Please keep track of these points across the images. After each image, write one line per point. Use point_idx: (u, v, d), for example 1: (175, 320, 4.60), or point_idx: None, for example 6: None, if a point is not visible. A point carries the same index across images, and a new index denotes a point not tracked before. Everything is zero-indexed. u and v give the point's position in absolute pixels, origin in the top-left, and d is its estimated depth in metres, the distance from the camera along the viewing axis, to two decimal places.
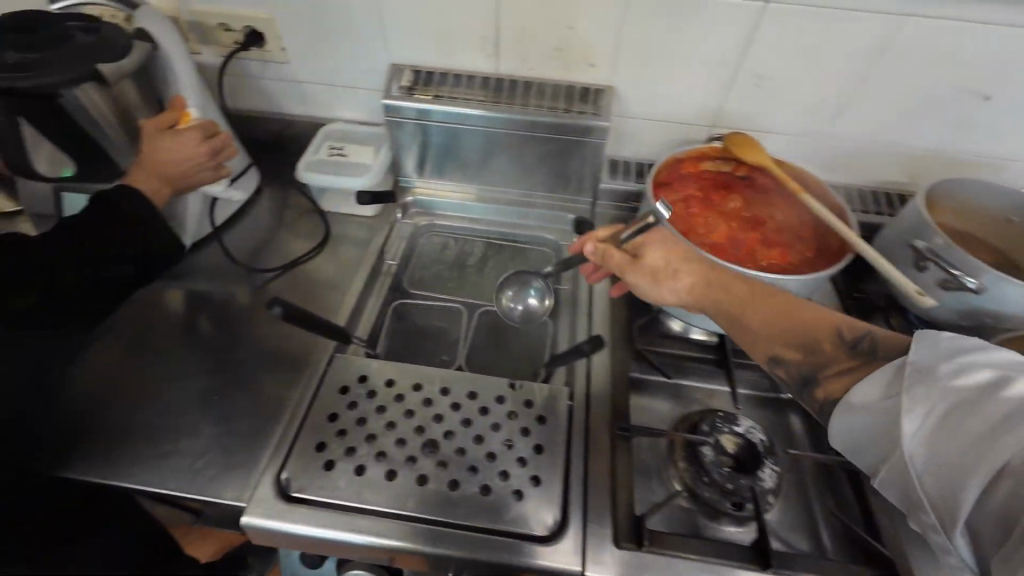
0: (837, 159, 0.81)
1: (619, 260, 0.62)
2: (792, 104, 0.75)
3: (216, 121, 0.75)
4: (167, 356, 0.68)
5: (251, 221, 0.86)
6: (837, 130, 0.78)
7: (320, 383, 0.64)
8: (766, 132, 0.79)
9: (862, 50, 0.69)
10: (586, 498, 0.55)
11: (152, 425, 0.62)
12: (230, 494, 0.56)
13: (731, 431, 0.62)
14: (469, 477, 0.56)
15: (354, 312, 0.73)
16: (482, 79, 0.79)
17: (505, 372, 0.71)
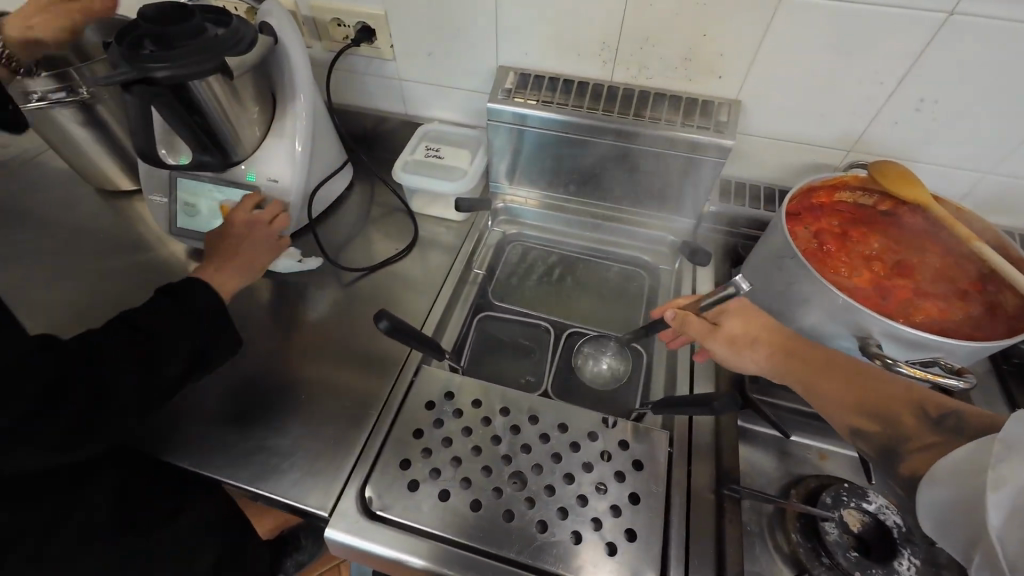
0: (1000, 198, 0.70)
1: (698, 329, 0.56)
2: (956, 133, 0.65)
3: (320, 115, 0.75)
4: (261, 347, 0.69)
5: (342, 216, 0.86)
6: (1009, 166, 0.66)
7: (405, 397, 0.62)
8: (916, 161, 0.69)
9: None
10: (688, 564, 0.50)
11: (243, 417, 0.62)
12: (313, 501, 0.56)
13: (858, 507, 0.53)
14: (559, 521, 0.52)
15: (440, 320, 0.71)
16: (592, 87, 0.74)
17: (592, 401, 0.67)
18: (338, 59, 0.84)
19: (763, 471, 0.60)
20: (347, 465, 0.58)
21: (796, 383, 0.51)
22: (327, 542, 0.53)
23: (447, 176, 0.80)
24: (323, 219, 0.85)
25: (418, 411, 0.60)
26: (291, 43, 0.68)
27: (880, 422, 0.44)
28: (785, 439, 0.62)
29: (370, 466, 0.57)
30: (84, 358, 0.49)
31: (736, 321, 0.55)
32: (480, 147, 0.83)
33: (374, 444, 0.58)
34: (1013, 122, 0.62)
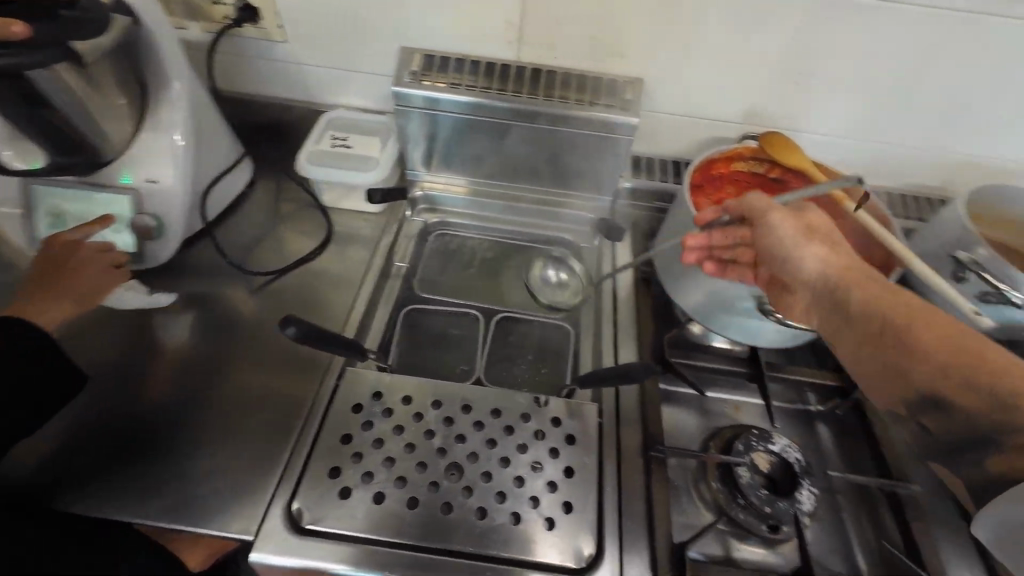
0: (869, 162, 0.78)
1: (762, 200, 0.53)
2: (830, 103, 0.72)
3: (203, 106, 0.68)
4: (163, 368, 0.63)
5: (246, 216, 0.79)
6: (874, 133, 0.74)
7: (331, 403, 0.59)
8: (799, 131, 0.75)
9: (913, 48, 0.65)
10: (621, 526, 0.53)
11: (148, 448, 0.56)
12: (236, 527, 0.52)
13: (766, 449, 0.59)
14: (497, 506, 0.52)
15: (363, 320, 0.68)
16: (501, 67, 0.73)
17: (526, 384, 0.68)
18: (220, 41, 0.76)
19: (687, 428, 0.64)
20: (273, 483, 0.54)
21: (866, 306, 0.45)
22: (255, 566, 0.50)
23: (358, 166, 0.75)
24: (224, 222, 0.78)
25: (348, 415, 0.58)
26: (158, 23, 0.60)
27: (947, 380, 0.41)
28: (703, 397, 0.67)
29: (298, 479, 0.54)
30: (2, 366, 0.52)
31: (815, 212, 0.53)
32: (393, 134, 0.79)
33: (300, 456, 0.55)
34: (876, 91, 0.69)
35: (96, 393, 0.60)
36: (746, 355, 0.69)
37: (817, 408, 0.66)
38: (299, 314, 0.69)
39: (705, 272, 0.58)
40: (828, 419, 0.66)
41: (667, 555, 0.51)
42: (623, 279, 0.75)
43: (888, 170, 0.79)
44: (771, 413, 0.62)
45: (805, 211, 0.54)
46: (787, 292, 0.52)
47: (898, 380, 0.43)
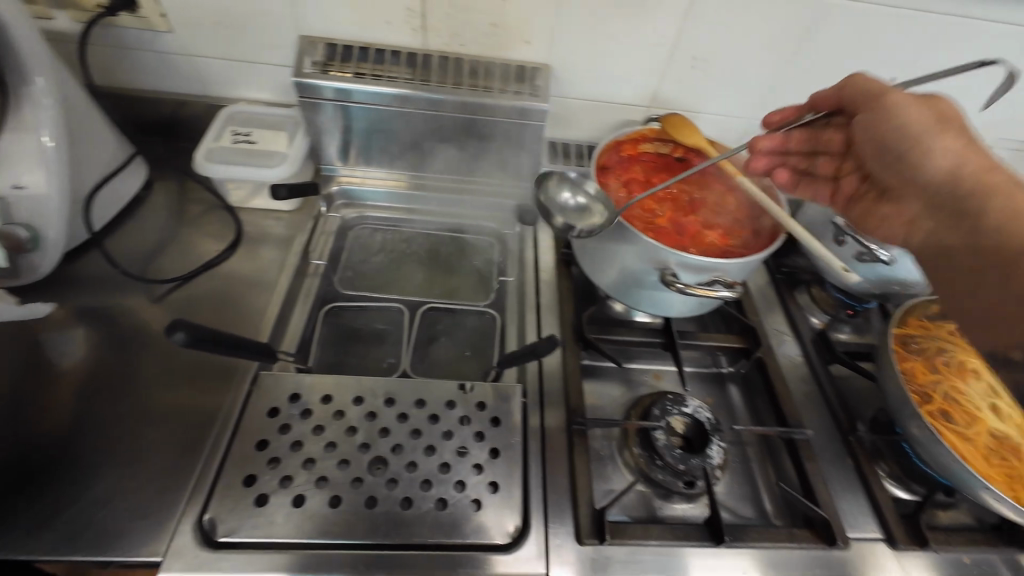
0: None
1: (875, 90, 0.58)
2: (724, 85, 0.77)
3: (76, 103, 0.62)
4: (50, 390, 0.57)
5: (143, 222, 0.74)
6: (764, 111, 0.80)
7: (245, 409, 0.56)
8: (699, 113, 0.80)
9: (789, 32, 0.70)
10: (546, 499, 0.55)
11: (34, 477, 0.51)
12: (140, 550, 0.48)
13: (680, 412, 0.63)
14: (423, 494, 0.52)
15: (279, 322, 0.66)
16: (408, 55, 0.72)
17: (454, 372, 0.68)
18: (94, 32, 0.69)
19: (610, 400, 0.67)
20: (183, 499, 0.51)
21: (974, 207, 0.49)
22: None
23: (265, 162, 0.72)
24: (118, 229, 0.72)
25: (263, 421, 0.55)
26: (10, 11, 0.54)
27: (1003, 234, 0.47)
28: (623, 369, 0.70)
29: (210, 492, 0.51)
30: None
31: (946, 105, 0.55)
32: (300, 126, 0.76)
33: (213, 468, 0.53)
34: (761, 72, 0.75)
35: None
36: (662, 326, 0.72)
37: (728, 371, 0.73)
38: (209, 321, 0.66)
39: (778, 183, 0.69)
40: (738, 380, 0.72)
41: (589, 521, 0.53)
42: (545, 262, 0.77)
43: None
44: (684, 378, 0.65)
45: (934, 101, 0.55)
46: (896, 196, 0.58)
47: (969, 260, 0.49)
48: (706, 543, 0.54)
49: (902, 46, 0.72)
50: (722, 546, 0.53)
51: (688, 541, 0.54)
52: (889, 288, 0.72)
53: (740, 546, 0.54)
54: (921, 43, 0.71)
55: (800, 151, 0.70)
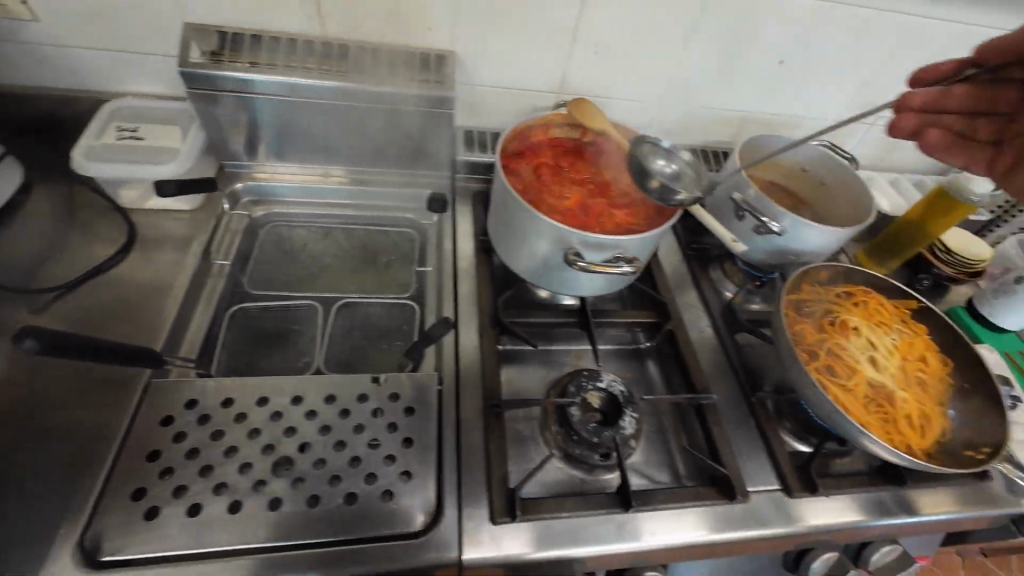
0: (668, 118, 0.90)
1: None
2: None
3: None
4: None
5: (19, 226, 0.68)
6: (665, 92, 0.86)
7: (136, 419, 0.53)
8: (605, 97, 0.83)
9: (676, 17, 0.75)
10: (461, 482, 0.55)
11: None
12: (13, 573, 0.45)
13: (595, 388, 0.65)
14: (331, 490, 0.51)
15: (178, 327, 0.63)
16: (307, 43, 0.69)
17: (373, 365, 0.67)
18: None
19: (533, 382, 0.68)
20: (63, 519, 0.47)
21: None
22: None
23: (155, 158, 0.68)
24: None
25: (155, 431, 0.52)
26: None
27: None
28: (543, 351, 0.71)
29: (93, 512, 0.48)
30: None
31: None
32: (192, 120, 0.72)
33: (99, 483, 0.49)
34: (657, 55, 0.78)
35: None
36: (579, 306, 0.74)
37: (647, 346, 0.75)
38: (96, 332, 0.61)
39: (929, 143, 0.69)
40: (655, 355, 0.75)
41: (502, 500, 0.54)
42: (462, 252, 0.77)
43: (680, 125, 0.92)
44: (598, 355, 0.68)
45: None
46: None
47: None
48: (615, 510, 0.56)
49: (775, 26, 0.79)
50: (631, 510, 0.56)
51: (599, 509, 0.56)
52: (785, 258, 0.78)
53: (647, 510, 0.57)
54: (790, 23, 0.79)
55: (957, 111, 0.70)
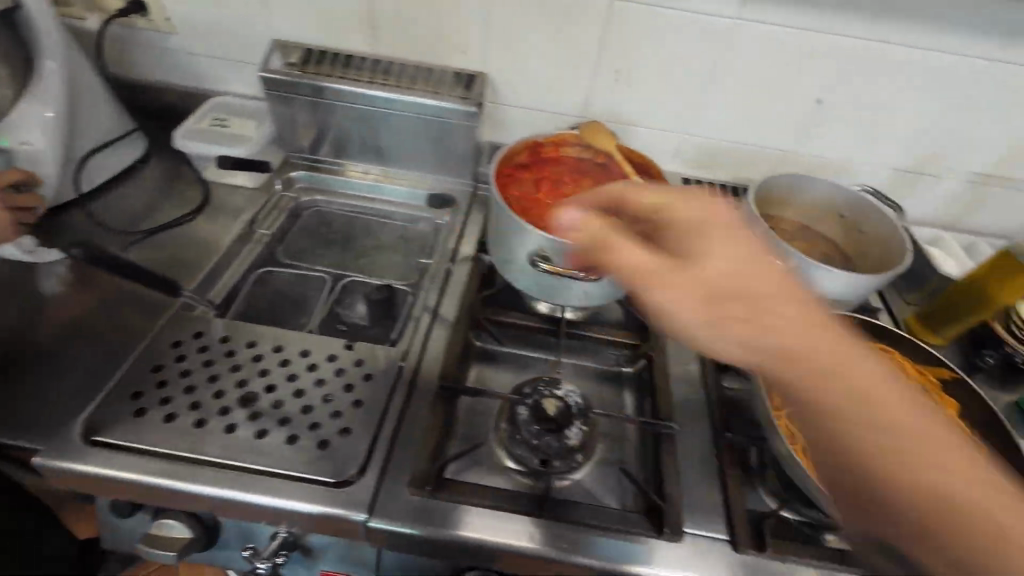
0: (903, 189, 0.85)
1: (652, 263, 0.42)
2: (864, 137, 0.80)
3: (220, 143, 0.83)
4: (245, 328, 0.65)
5: (315, 220, 0.87)
6: (906, 162, 0.82)
7: (415, 373, 0.63)
8: (838, 160, 0.83)
9: (938, 90, 0.74)
10: (692, 500, 0.56)
11: (238, 401, 0.58)
12: (329, 480, 0.53)
13: (552, 394, 0.62)
14: (568, 470, 0.60)
15: (434, 307, 0.71)
16: (574, 85, 0.80)
17: (591, 373, 0.71)
18: (313, 43, 0.84)
19: None
20: (364, 447, 0.56)
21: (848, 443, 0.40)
22: (348, 523, 0.52)
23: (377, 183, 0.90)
24: (299, 227, 0.86)
25: (430, 393, 0.62)
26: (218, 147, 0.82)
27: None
28: None
29: (385, 454, 0.56)
30: (29, 349, 0.66)
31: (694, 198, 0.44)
32: (449, 143, 0.85)
33: (391, 423, 0.58)
34: (887, 132, 0.79)
35: (189, 347, 0.62)
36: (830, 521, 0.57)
37: None
38: None
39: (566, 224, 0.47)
40: None
41: (742, 525, 0.54)
42: None
43: (918, 198, 0.86)
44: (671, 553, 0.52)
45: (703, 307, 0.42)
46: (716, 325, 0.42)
47: None
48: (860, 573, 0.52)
49: None
50: None
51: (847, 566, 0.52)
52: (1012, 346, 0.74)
53: None
54: None
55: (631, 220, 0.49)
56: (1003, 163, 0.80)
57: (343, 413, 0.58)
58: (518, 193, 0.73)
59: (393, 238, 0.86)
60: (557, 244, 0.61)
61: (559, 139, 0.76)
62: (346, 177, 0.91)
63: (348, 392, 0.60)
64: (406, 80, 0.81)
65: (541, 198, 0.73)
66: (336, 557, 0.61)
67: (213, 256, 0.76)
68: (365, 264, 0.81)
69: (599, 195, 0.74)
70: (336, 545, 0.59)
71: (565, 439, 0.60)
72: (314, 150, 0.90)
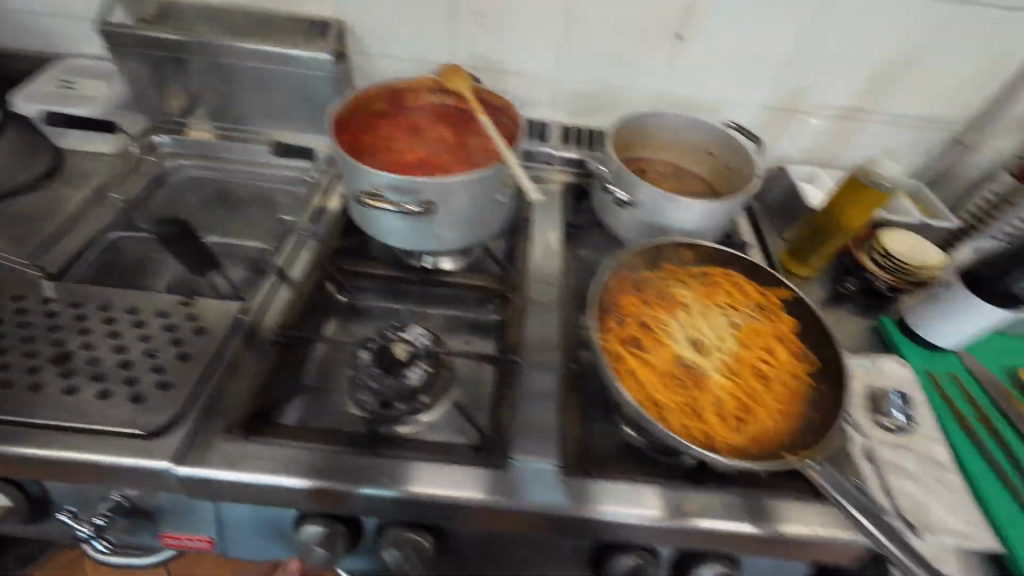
0: (775, 127, 0.85)
1: None
2: (730, 74, 0.80)
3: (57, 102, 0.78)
4: (73, 289, 0.62)
5: (180, 184, 0.83)
6: (773, 98, 0.82)
7: (254, 324, 0.61)
8: (708, 99, 0.83)
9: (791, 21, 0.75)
10: (529, 432, 0.55)
11: (51, 360, 0.55)
12: (138, 433, 0.50)
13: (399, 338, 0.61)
14: (411, 411, 0.58)
15: (287, 261, 0.69)
16: (435, 31, 0.78)
17: (454, 320, 0.70)
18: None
19: None
20: (183, 397, 0.53)
21: None
22: (156, 474, 0.49)
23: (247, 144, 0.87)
24: (160, 192, 0.82)
25: (267, 343, 0.59)
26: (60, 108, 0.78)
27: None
28: None
29: (206, 403, 0.53)
30: None
31: None
32: (314, 97, 0.82)
33: (218, 374, 0.56)
34: (750, 68, 0.79)
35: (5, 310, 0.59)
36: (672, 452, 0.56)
37: None
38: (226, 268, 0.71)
39: None
40: None
41: (574, 452, 0.54)
42: (550, 235, 0.77)
43: (791, 136, 0.86)
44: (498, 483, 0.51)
45: None
46: None
47: None
48: (686, 489, 0.52)
49: (897, 37, 0.75)
50: (706, 488, 0.52)
51: (673, 484, 0.52)
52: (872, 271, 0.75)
53: (724, 493, 0.52)
54: (917, 29, 0.74)
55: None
56: (864, 95, 0.81)
57: (165, 366, 0.55)
58: (365, 138, 0.69)
59: (262, 200, 0.83)
60: (385, 178, 0.58)
61: (416, 84, 0.72)
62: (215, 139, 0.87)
63: (175, 346, 0.57)
64: (260, 32, 0.78)
65: (392, 142, 0.70)
66: (175, 521, 0.58)
67: (55, 222, 0.72)
68: (228, 226, 0.78)
69: (454, 136, 0.71)
70: (173, 505, 0.56)
71: (405, 380, 0.58)
72: (186, 116, 0.87)
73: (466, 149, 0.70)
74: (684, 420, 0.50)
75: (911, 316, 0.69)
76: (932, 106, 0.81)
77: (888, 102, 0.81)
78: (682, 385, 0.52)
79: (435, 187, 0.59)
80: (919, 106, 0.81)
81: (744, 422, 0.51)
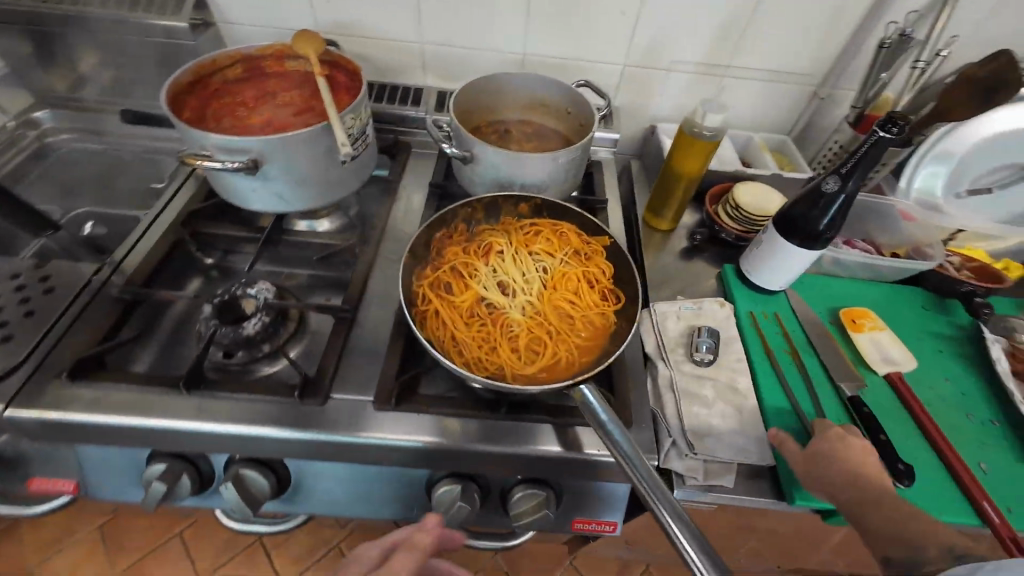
0: (639, 85, 0.88)
1: None
2: (584, 33, 0.82)
3: None
4: None
5: (60, 157, 0.85)
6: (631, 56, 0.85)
7: (104, 283, 0.64)
8: (570, 59, 0.85)
9: None
10: (355, 371, 0.60)
11: None
12: None
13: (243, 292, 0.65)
14: (250, 360, 0.62)
15: (148, 225, 0.72)
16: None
17: (312, 275, 0.73)
18: None
19: None
20: (25, 349, 0.57)
21: None
22: None
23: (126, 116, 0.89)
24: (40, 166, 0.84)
25: (115, 300, 0.63)
26: None
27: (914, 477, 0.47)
28: None
29: (45, 354, 0.57)
30: None
31: None
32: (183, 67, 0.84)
33: (61, 328, 0.59)
34: (604, 26, 0.81)
35: None
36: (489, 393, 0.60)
37: None
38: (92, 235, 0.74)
39: None
40: None
41: (390, 388, 0.58)
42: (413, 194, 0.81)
43: (656, 93, 0.89)
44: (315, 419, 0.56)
45: None
46: None
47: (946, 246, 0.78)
48: (484, 417, 0.57)
49: None
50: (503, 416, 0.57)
51: (475, 413, 0.57)
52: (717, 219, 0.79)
53: (521, 419, 0.57)
54: None
55: None
56: (718, 51, 0.84)
57: (9, 322, 0.59)
58: (217, 102, 0.71)
59: (141, 170, 0.85)
60: (215, 140, 0.60)
61: (272, 50, 0.74)
62: (96, 113, 0.89)
63: (22, 304, 0.61)
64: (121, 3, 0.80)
65: (245, 105, 0.72)
66: (40, 466, 0.63)
67: None
68: (103, 196, 0.81)
69: (306, 99, 0.74)
70: (30, 450, 0.61)
71: (242, 330, 0.61)
72: (71, 91, 0.89)
73: (317, 111, 0.72)
74: (479, 352, 0.55)
75: (743, 260, 0.73)
76: (784, 59, 0.84)
77: (742, 57, 0.84)
78: (482, 323, 0.58)
79: (265, 149, 0.62)
80: (770, 60, 0.84)
81: (536, 355, 0.56)
